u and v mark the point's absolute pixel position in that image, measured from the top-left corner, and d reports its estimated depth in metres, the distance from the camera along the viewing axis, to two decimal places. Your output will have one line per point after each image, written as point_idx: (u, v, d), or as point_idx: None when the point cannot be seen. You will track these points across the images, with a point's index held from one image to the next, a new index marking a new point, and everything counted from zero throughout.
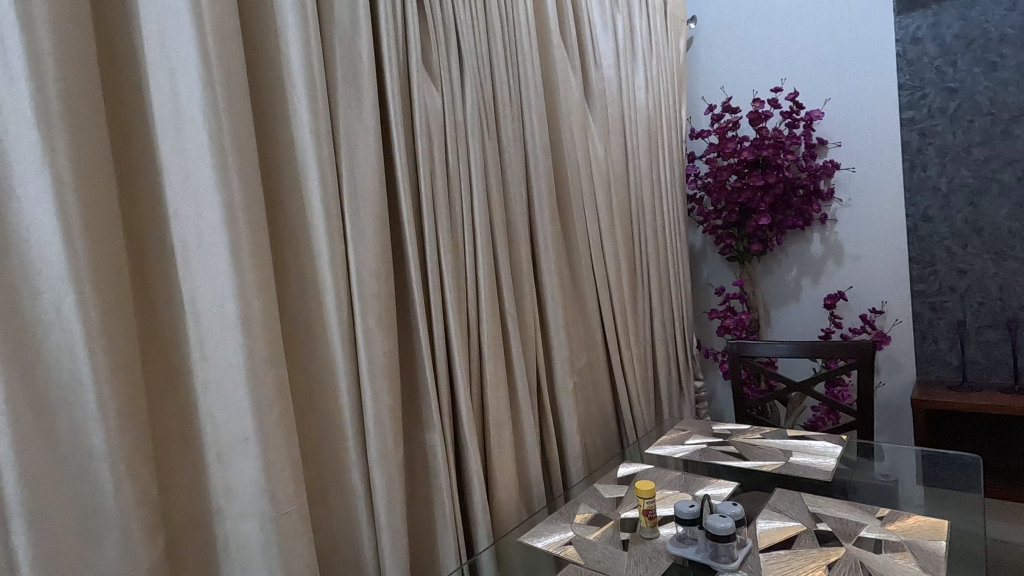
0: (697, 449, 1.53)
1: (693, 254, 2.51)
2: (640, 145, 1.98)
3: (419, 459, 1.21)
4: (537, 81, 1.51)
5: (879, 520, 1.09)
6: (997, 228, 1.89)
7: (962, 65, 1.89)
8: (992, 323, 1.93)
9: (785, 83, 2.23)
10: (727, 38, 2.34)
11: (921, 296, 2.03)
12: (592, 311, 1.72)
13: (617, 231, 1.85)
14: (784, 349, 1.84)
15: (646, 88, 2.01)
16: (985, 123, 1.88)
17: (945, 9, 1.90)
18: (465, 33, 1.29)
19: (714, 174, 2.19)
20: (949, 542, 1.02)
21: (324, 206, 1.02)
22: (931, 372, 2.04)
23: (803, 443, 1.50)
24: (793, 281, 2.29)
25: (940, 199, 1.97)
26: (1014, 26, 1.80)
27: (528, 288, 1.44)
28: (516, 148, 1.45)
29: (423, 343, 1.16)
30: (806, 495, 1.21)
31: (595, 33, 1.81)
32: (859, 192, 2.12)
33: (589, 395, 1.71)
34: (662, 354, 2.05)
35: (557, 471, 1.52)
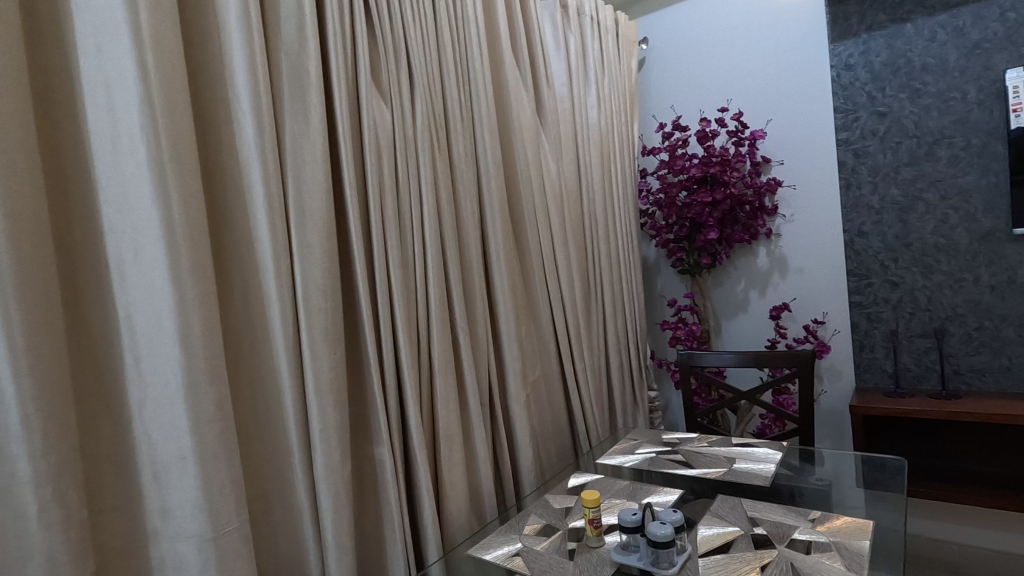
0: (646, 458, 1.56)
1: (647, 267, 2.59)
2: (593, 162, 2.04)
3: (368, 474, 1.20)
4: (488, 98, 1.54)
5: (811, 522, 1.14)
6: (924, 243, 2.00)
7: (890, 90, 2.02)
8: (922, 332, 2.04)
9: (730, 104, 2.34)
10: (677, 60, 2.45)
11: (858, 307, 2.14)
12: (546, 322, 1.75)
13: (570, 245, 1.89)
14: (730, 359, 1.91)
15: (598, 107, 2.08)
16: (911, 145, 2.00)
17: (874, 38, 2.03)
18: (415, 51, 1.31)
19: (665, 190, 2.27)
20: (872, 541, 1.08)
21: (269, 220, 1.02)
22: (868, 380, 2.14)
23: (746, 450, 1.56)
24: (742, 294, 2.39)
25: (873, 215, 2.08)
26: (934, 55, 1.93)
27: (479, 301, 1.46)
28: (468, 164, 1.47)
29: (371, 357, 1.16)
30: (746, 500, 1.26)
31: (547, 53, 1.86)
32: (800, 208, 2.22)
33: (543, 407, 1.73)
34: (616, 365, 2.09)
35: (510, 481, 1.53)
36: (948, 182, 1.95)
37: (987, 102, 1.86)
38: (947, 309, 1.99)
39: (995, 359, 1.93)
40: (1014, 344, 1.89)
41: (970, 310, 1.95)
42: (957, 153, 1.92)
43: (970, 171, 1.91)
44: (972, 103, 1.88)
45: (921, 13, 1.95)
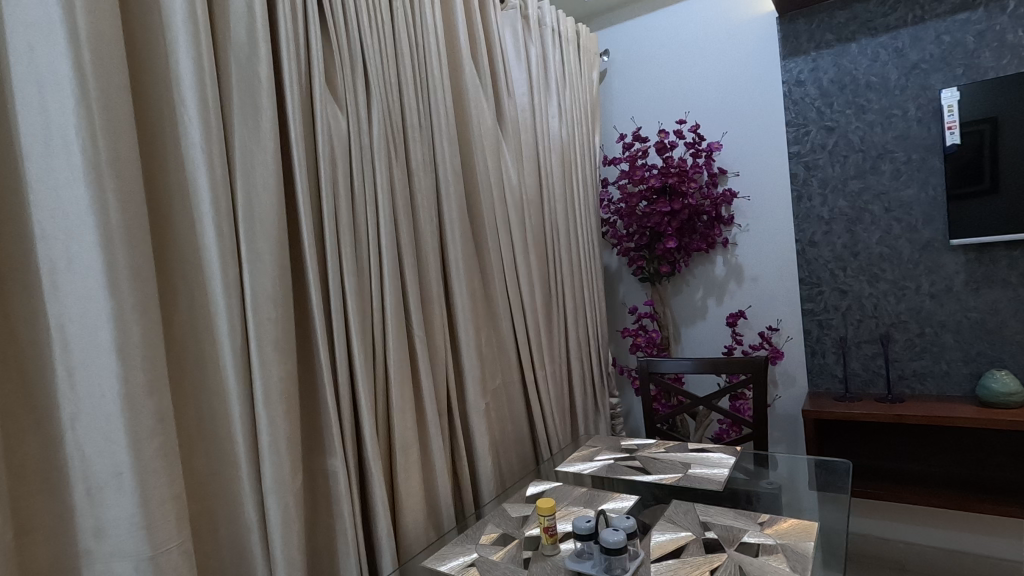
0: (604, 465, 1.58)
1: (609, 275, 2.62)
2: (555, 172, 2.07)
3: (320, 485, 1.18)
4: (447, 107, 1.54)
5: (759, 525, 1.17)
6: (870, 253, 2.09)
7: (837, 106, 2.10)
8: (869, 338, 2.11)
9: (688, 116, 2.40)
10: (636, 73, 2.51)
11: (810, 315, 2.21)
12: (506, 331, 1.75)
13: (531, 254, 1.90)
14: (687, 366, 1.94)
15: (559, 116, 2.11)
16: (857, 159, 2.08)
17: (822, 56, 2.11)
18: (372, 58, 1.30)
19: (625, 200, 2.31)
20: (817, 542, 1.11)
21: (216, 227, 0.99)
22: (820, 385, 2.21)
23: (702, 455, 1.58)
24: (700, 301, 2.45)
25: (822, 226, 2.16)
26: (877, 74, 2.02)
27: (437, 308, 1.45)
28: (426, 172, 1.46)
29: (324, 366, 1.14)
30: (699, 505, 1.28)
31: (508, 63, 1.88)
32: (755, 218, 2.30)
33: (503, 414, 1.73)
34: (577, 372, 2.11)
35: (469, 491, 1.52)
36: (891, 194, 2.04)
37: (925, 119, 1.96)
38: (892, 316, 2.07)
39: (935, 363, 2.01)
40: (953, 349, 1.98)
41: (912, 317, 2.04)
42: (899, 167, 2.01)
43: (911, 184, 2.00)
44: (911, 120, 1.98)
45: (865, 33, 2.04)
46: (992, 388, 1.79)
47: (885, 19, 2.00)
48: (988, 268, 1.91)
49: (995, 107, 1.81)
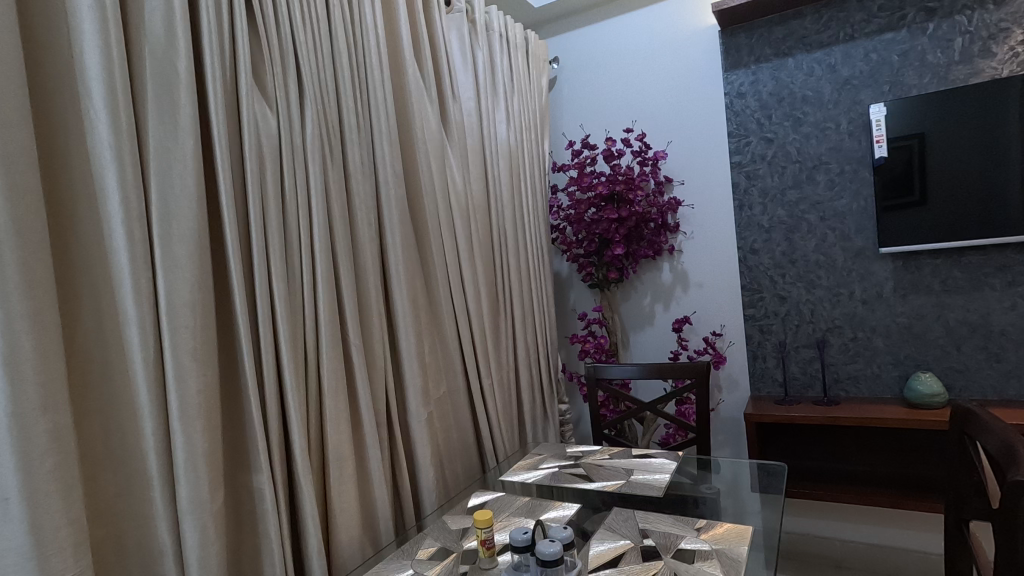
0: (549, 473, 1.56)
1: (559, 281, 2.63)
2: (502, 178, 2.05)
3: (245, 503, 1.11)
4: (388, 110, 1.50)
5: (696, 531, 1.18)
6: (807, 261, 2.16)
7: (775, 118, 2.17)
8: (807, 343, 2.18)
9: (635, 125, 2.44)
10: (585, 81, 2.53)
11: (751, 320, 2.27)
12: (451, 338, 1.71)
13: (477, 261, 1.87)
14: (633, 371, 1.95)
15: (506, 122, 2.10)
16: (795, 170, 2.15)
17: (761, 69, 2.18)
18: (305, 56, 1.25)
19: (574, 206, 2.32)
20: (750, 546, 1.12)
21: (126, 229, 0.93)
22: (761, 388, 2.26)
23: (644, 460, 1.59)
24: (648, 307, 2.48)
25: (763, 234, 2.23)
26: (812, 88, 2.10)
27: (376, 316, 1.41)
28: (364, 175, 1.42)
29: (249, 378, 1.08)
30: (639, 512, 1.28)
31: (453, 67, 1.85)
32: (699, 226, 2.34)
33: (448, 424, 1.69)
34: (525, 378, 2.10)
35: (410, 504, 1.48)
36: (826, 204, 2.11)
37: (856, 133, 2.04)
38: (827, 321, 2.14)
39: (867, 367, 2.09)
40: (883, 353, 2.06)
41: (846, 322, 2.12)
42: (833, 178, 2.09)
43: (843, 195, 2.08)
44: (844, 133, 2.06)
45: (800, 49, 2.11)
46: (918, 390, 1.88)
47: (819, 36, 2.08)
48: (913, 275, 2.01)
49: (918, 123, 1.90)
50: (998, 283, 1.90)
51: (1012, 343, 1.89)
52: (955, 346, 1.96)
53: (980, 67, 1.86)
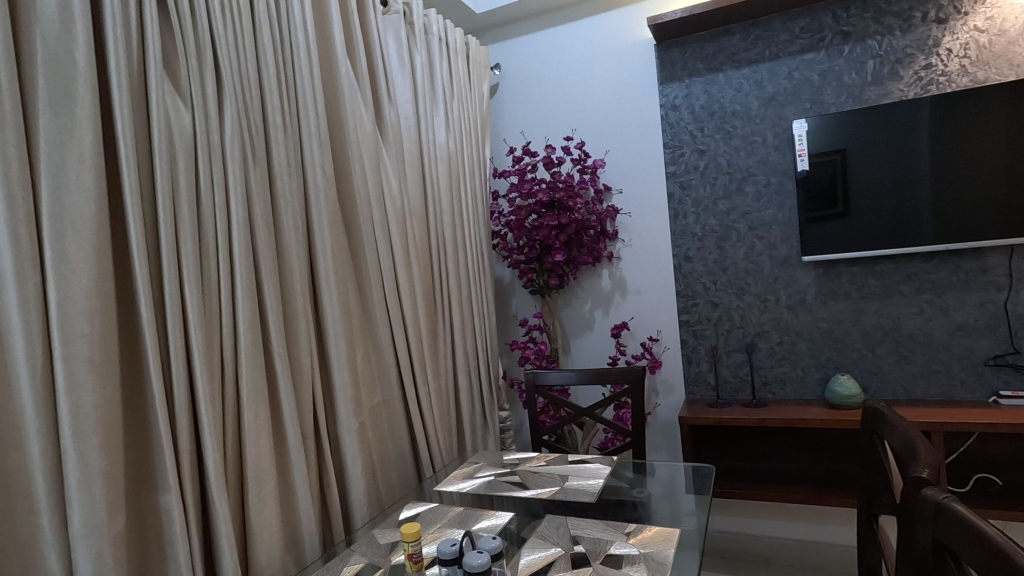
0: (484, 482, 1.54)
1: (501, 287, 2.62)
2: (441, 183, 2.03)
3: (151, 526, 1.03)
4: (317, 110, 1.45)
5: (625, 535, 1.18)
6: (737, 268, 2.24)
7: (707, 131, 2.25)
8: (737, 347, 2.26)
9: (575, 133, 2.47)
10: (527, 89, 2.55)
11: (686, 325, 2.33)
12: (386, 346, 1.66)
13: (414, 267, 1.83)
14: (571, 377, 1.96)
15: (445, 127, 2.08)
16: (725, 181, 2.24)
17: (694, 83, 2.26)
18: (224, 50, 1.19)
19: (515, 212, 2.32)
20: (677, 549, 1.14)
21: (11, 229, 0.84)
22: (695, 392, 2.33)
23: (580, 466, 1.59)
24: (588, 313, 2.51)
25: (696, 242, 2.30)
26: (741, 103, 2.19)
27: (302, 323, 1.35)
28: (290, 177, 1.36)
29: (155, 390, 1.00)
30: (571, 519, 1.28)
31: (389, 69, 1.82)
32: (637, 234, 2.40)
33: (383, 434, 1.64)
34: (464, 386, 2.07)
35: (339, 517, 1.41)
36: (754, 214, 2.21)
37: (781, 147, 2.15)
38: (756, 326, 2.23)
39: (792, 370, 2.19)
40: (806, 356, 2.17)
41: (773, 327, 2.21)
42: (760, 189, 2.19)
43: (770, 206, 2.18)
44: (770, 146, 2.16)
45: (730, 65, 2.20)
46: (838, 391, 1.97)
47: (747, 54, 2.18)
48: (833, 282, 2.12)
49: (836, 138, 2.01)
50: (907, 290, 2.03)
51: (920, 346, 2.02)
52: (870, 349, 2.09)
53: (890, 88, 2.00)
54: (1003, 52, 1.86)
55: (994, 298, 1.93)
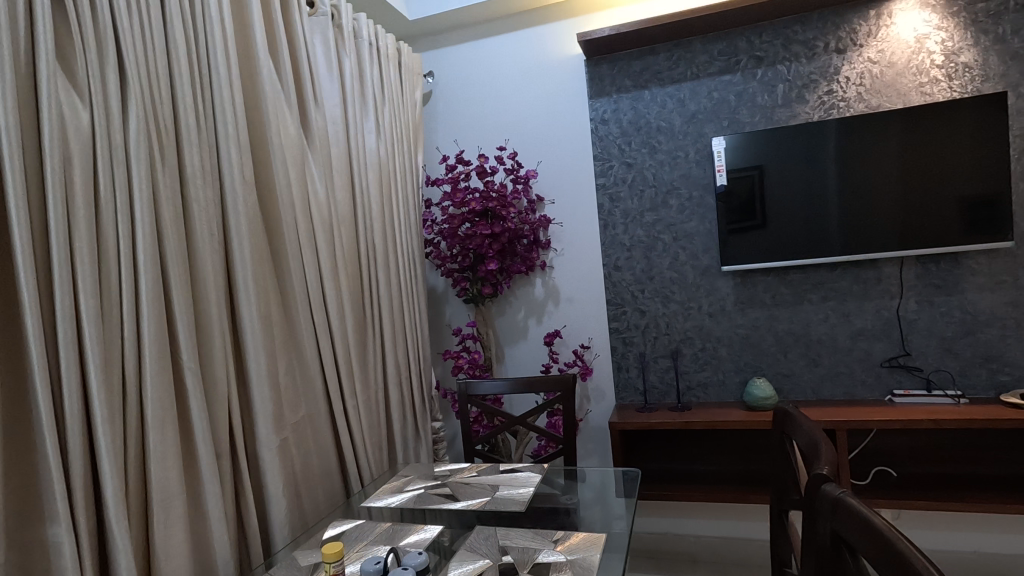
0: (413, 495, 1.51)
1: (435, 296, 2.60)
2: (371, 190, 1.99)
3: (37, 561, 0.93)
4: (236, 111, 1.39)
5: (553, 543, 1.19)
6: (663, 277, 2.34)
7: (634, 145, 2.34)
8: (663, 353, 2.35)
9: (508, 143, 2.50)
10: (460, 98, 2.55)
11: (616, 333, 2.40)
12: (311, 358, 1.60)
13: (341, 275, 1.78)
14: (504, 386, 1.97)
15: (376, 133, 2.04)
16: (651, 193, 2.33)
17: (622, 99, 2.34)
18: (129, 44, 1.12)
19: (448, 221, 2.30)
20: (602, 553, 1.16)
21: None
22: (624, 397, 2.40)
23: (511, 475, 1.59)
24: (521, 322, 2.53)
25: (625, 252, 2.37)
26: (665, 120, 2.29)
27: (218, 335, 1.27)
28: (205, 181, 1.29)
29: (43, 412, 0.91)
30: (500, 529, 1.28)
31: (316, 72, 1.77)
32: (569, 243, 2.44)
33: (307, 450, 1.57)
34: (395, 397, 2.03)
35: (258, 541, 1.34)
36: (678, 226, 2.31)
37: (702, 162, 2.26)
38: (681, 333, 2.33)
39: (714, 374, 2.30)
40: (726, 361, 2.28)
41: (696, 334, 2.31)
42: (683, 202, 2.29)
43: (692, 217, 2.29)
44: (692, 162, 2.27)
45: (655, 83, 2.30)
46: (755, 394, 2.09)
47: (670, 73, 2.28)
48: (749, 291, 2.25)
49: (751, 156, 2.14)
50: (814, 298, 2.19)
51: (826, 350, 2.18)
52: (783, 353, 2.22)
53: (797, 110, 2.15)
54: (892, 82, 2.05)
55: (888, 306, 2.11)
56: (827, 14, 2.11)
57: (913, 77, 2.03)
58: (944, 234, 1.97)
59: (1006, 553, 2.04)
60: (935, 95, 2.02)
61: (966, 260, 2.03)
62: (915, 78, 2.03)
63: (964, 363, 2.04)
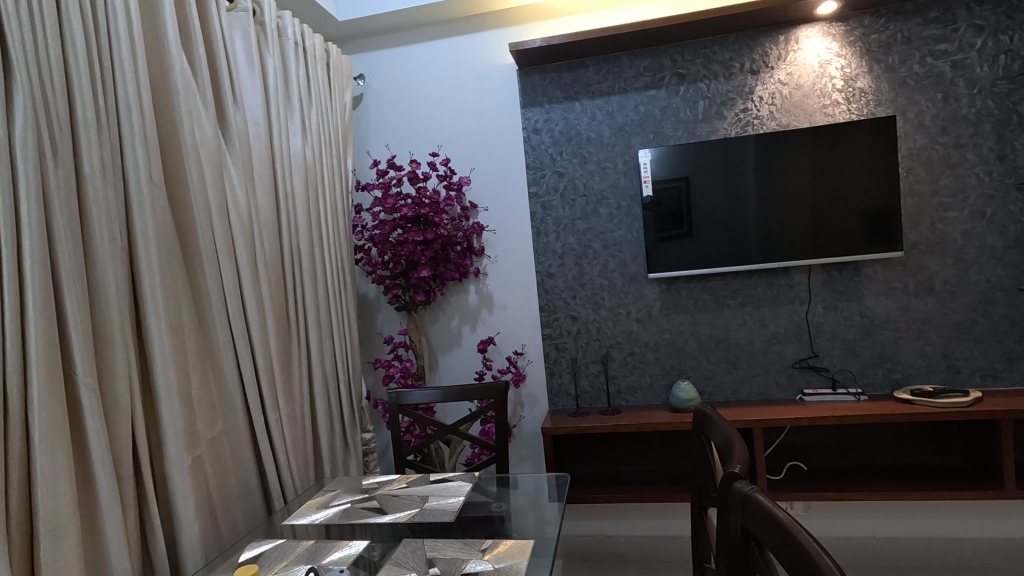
0: (339, 510, 1.46)
1: (366, 303, 2.54)
2: (296, 195, 1.92)
3: None
4: (143, 107, 1.30)
5: (481, 552, 1.19)
6: (593, 284, 2.39)
7: (565, 155, 2.39)
8: (594, 358, 2.40)
9: (441, 149, 2.48)
10: (392, 102, 2.51)
11: (549, 339, 2.43)
12: (229, 370, 1.51)
13: (263, 282, 1.70)
14: (435, 395, 1.94)
15: (302, 135, 1.98)
16: (582, 202, 2.38)
17: (553, 109, 2.38)
18: (15, 31, 1.02)
19: (379, 227, 2.26)
20: (530, 559, 1.17)
21: None
22: (557, 402, 2.43)
23: (441, 485, 1.57)
24: (455, 329, 2.51)
25: (557, 259, 2.41)
26: (595, 131, 2.36)
27: (120, 348, 1.18)
28: (107, 181, 1.20)
29: None
30: (428, 541, 1.25)
31: (236, 70, 1.69)
32: (502, 250, 2.46)
33: (224, 468, 1.48)
34: (322, 409, 1.96)
35: (165, 570, 1.25)
36: (607, 234, 2.37)
37: (630, 173, 2.34)
38: (610, 338, 2.39)
39: (642, 377, 2.37)
40: (653, 364, 2.36)
41: (625, 339, 2.38)
42: (612, 211, 2.36)
43: (621, 226, 2.36)
44: (620, 172, 2.35)
45: (585, 95, 2.36)
46: (679, 396, 2.17)
47: (599, 86, 2.35)
48: (674, 297, 2.35)
49: (675, 168, 2.24)
50: (733, 303, 2.31)
51: (744, 353, 2.30)
52: (705, 356, 2.33)
53: (717, 126, 2.27)
54: (800, 103, 2.21)
55: (798, 310, 2.26)
56: (741, 37, 2.24)
57: (818, 99, 2.20)
58: (845, 244, 2.14)
59: (900, 536, 2.23)
60: (837, 116, 2.19)
61: (864, 268, 2.21)
62: (819, 100, 2.20)
63: (863, 362, 2.22)
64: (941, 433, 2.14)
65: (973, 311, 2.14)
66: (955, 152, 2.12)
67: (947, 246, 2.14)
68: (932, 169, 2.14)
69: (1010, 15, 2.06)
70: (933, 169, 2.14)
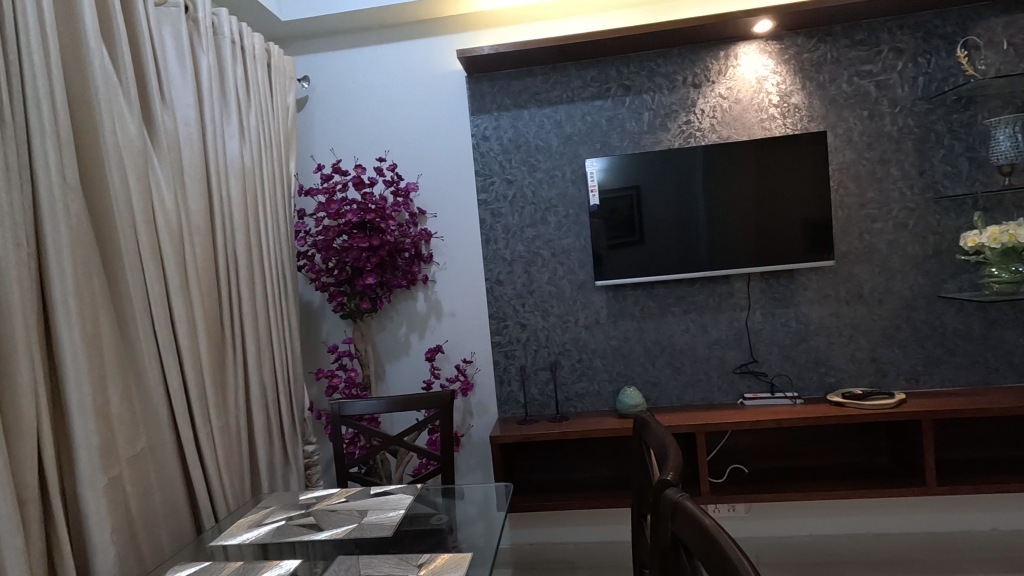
0: (272, 528, 1.40)
1: (310, 311, 2.46)
2: (232, 199, 1.85)
3: None
4: (55, 103, 1.22)
5: (417, 567, 1.16)
6: (542, 291, 2.40)
7: (514, 162, 2.39)
8: (543, 365, 2.41)
9: (388, 155, 2.44)
10: (337, 105, 2.46)
11: (498, 346, 2.43)
12: (154, 382, 1.43)
13: (194, 289, 1.62)
14: (379, 405, 1.90)
15: (239, 137, 1.90)
16: (530, 210, 2.39)
17: (502, 117, 2.39)
18: None
19: (322, 232, 2.19)
20: (467, 571, 1.15)
21: None
22: (506, 410, 2.43)
23: (382, 498, 1.53)
24: (403, 337, 2.47)
25: (506, 267, 2.41)
26: (543, 139, 2.37)
27: (24, 361, 1.09)
28: (11, 182, 1.11)
29: None
30: (363, 557, 1.22)
31: (164, 67, 1.61)
32: (451, 257, 2.43)
33: (147, 487, 1.40)
34: (260, 421, 1.88)
35: None
36: (556, 242, 2.39)
37: (577, 181, 2.37)
38: (559, 345, 2.40)
39: (590, 384, 2.39)
40: (601, 371, 2.39)
41: (573, 346, 2.40)
42: (561, 219, 2.38)
43: (569, 234, 2.38)
44: (568, 180, 2.37)
45: (533, 103, 2.37)
46: (625, 402, 2.20)
47: (547, 95, 2.37)
48: (621, 304, 2.38)
49: (621, 177, 2.27)
50: (677, 310, 2.36)
51: (688, 359, 2.36)
52: (651, 362, 2.37)
53: (661, 137, 2.32)
54: (739, 117, 2.29)
55: (738, 317, 2.34)
56: (684, 51, 2.31)
57: (755, 113, 2.28)
58: (781, 253, 2.23)
59: (835, 533, 2.32)
60: (773, 130, 2.28)
61: (799, 277, 2.30)
62: (756, 114, 2.28)
63: (799, 367, 2.31)
64: (870, 433, 2.25)
65: (897, 317, 2.26)
66: (880, 166, 2.24)
67: (873, 256, 2.26)
68: (860, 183, 2.25)
69: (927, 40, 2.20)
70: (861, 183, 2.25)
